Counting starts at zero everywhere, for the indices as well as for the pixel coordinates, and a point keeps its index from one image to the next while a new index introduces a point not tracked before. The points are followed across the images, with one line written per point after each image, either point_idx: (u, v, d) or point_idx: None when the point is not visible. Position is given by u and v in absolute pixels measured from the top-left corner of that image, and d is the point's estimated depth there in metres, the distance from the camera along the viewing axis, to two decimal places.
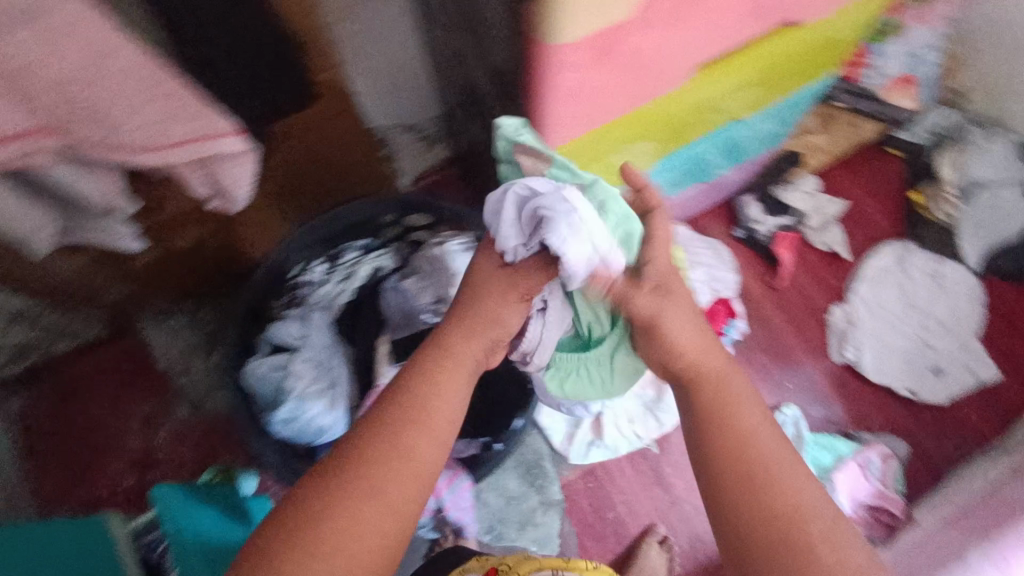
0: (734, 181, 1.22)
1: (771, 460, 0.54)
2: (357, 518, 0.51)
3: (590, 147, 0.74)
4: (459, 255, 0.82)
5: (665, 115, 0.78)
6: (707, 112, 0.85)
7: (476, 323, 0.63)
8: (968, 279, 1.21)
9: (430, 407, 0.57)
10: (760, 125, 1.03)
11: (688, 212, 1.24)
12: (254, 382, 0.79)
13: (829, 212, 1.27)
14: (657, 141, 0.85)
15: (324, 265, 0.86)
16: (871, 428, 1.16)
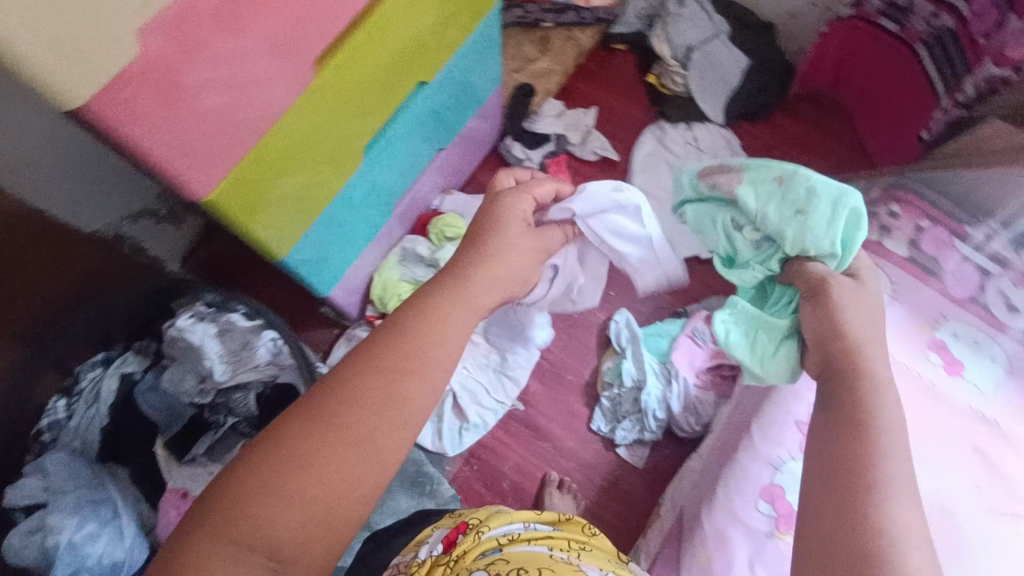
0: (485, 132, 1.23)
1: (892, 467, 0.49)
2: (318, 483, 0.44)
3: (261, 169, 0.70)
4: (193, 328, 0.80)
5: (329, 117, 0.75)
6: (386, 86, 0.81)
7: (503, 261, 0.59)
8: (721, 133, 1.30)
9: (420, 352, 0.50)
10: (463, 78, 1.02)
11: (457, 176, 1.24)
12: (18, 555, 0.78)
13: (587, 123, 1.30)
14: (349, 133, 0.81)
15: (63, 401, 0.90)
16: (695, 298, 1.23)
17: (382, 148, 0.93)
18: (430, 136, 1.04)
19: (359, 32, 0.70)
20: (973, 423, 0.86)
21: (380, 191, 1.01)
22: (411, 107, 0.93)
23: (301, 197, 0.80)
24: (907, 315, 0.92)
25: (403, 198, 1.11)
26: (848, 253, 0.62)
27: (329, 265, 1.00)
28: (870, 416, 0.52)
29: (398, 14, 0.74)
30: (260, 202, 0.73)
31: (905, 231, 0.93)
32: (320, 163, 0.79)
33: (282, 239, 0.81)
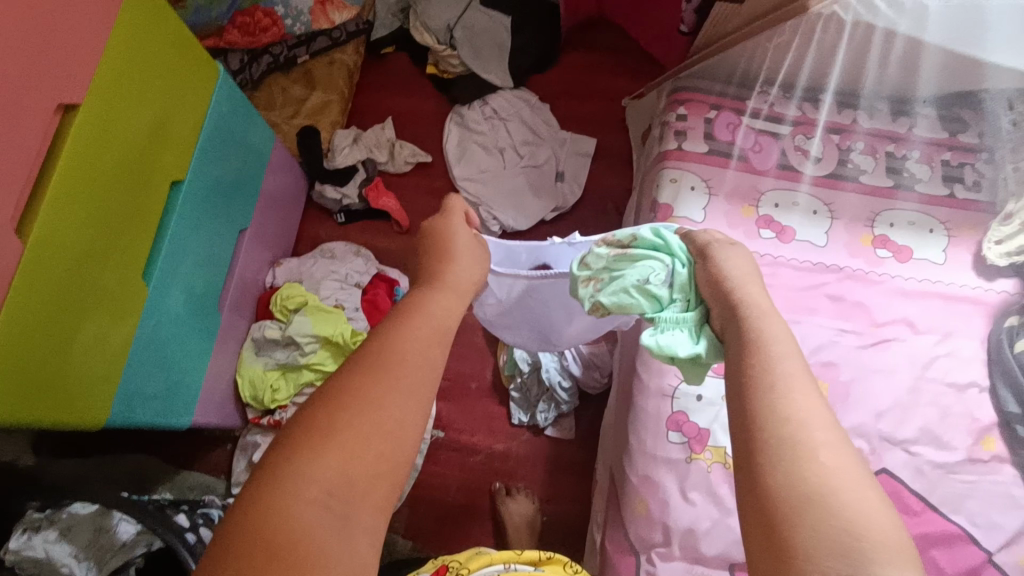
0: (288, 189, 1.18)
1: (795, 372, 0.48)
2: (383, 420, 0.46)
3: (20, 355, 0.62)
4: (32, 543, 0.77)
5: (75, 267, 0.68)
6: (131, 205, 0.75)
7: (465, 239, 0.66)
8: (515, 95, 1.29)
9: (441, 305, 0.57)
10: (227, 154, 0.95)
11: (280, 244, 1.18)
12: None
13: (387, 137, 1.27)
14: (116, 268, 0.74)
15: None
16: None
17: (170, 259, 0.86)
18: (222, 222, 0.97)
19: (56, 174, 0.64)
20: (821, 275, 0.91)
21: (198, 297, 0.94)
22: (177, 206, 0.86)
23: (99, 350, 0.73)
24: (729, 205, 0.93)
25: (228, 288, 1.04)
26: (670, 236, 0.66)
27: (178, 398, 0.91)
28: (758, 338, 0.51)
29: (95, 135, 0.68)
30: (49, 375, 0.66)
31: (697, 128, 0.96)
32: (98, 313, 0.72)
33: (97, 403, 0.74)
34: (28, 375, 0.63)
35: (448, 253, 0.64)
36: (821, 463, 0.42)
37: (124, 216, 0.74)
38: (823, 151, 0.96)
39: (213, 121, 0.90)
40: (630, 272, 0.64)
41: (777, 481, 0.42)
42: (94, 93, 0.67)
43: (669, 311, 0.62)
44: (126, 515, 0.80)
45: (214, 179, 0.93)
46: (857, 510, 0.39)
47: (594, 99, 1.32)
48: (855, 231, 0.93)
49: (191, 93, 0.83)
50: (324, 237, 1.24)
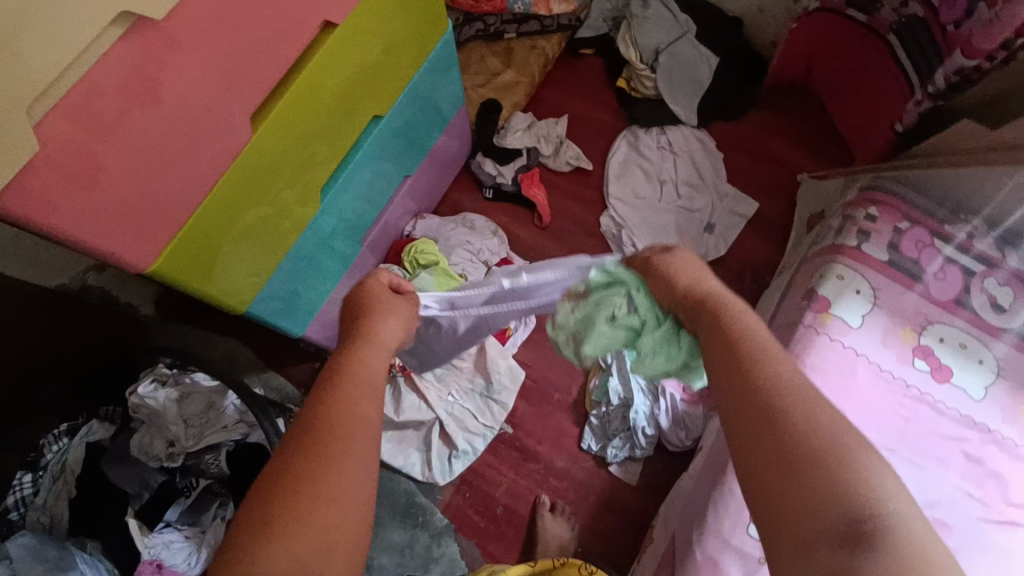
0: (453, 150, 1.20)
1: (761, 351, 0.52)
2: (323, 491, 0.48)
3: (208, 230, 0.67)
4: (156, 394, 0.91)
5: (276, 170, 0.72)
6: (336, 131, 0.79)
7: (381, 299, 0.64)
8: (694, 134, 1.27)
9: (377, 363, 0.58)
10: (419, 102, 0.98)
11: (427, 199, 1.22)
12: None
13: (558, 133, 1.28)
14: (303, 180, 0.79)
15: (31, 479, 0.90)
16: None
17: (339, 188, 0.90)
18: (388, 167, 1.01)
19: (296, 84, 0.68)
20: (964, 430, 0.85)
21: (347, 227, 0.98)
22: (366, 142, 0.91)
23: (242, 264, 0.76)
24: (890, 322, 0.88)
25: (372, 225, 1.09)
26: (617, 265, 0.62)
27: (295, 310, 0.95)
28: (728, 326, 0.53)
29: (337, 57, 0.72)
30: (200, 272, 0.69)
31: (884, 234, 0.91)
32: (265, 216, 0.75)
33: (232, 296, 0.77)
34: (185, 266, 0.66)
35: (371, 311, 0.63)
36: (799, 425, 0.47)
37: (326, 138, 0.79)
38: (1012, 303, 0.88)
39: (423, 76, 0.95)
40: (593, 308, 0.61)
41: (769, 457, 0.46)
42: (351, 21, 0.71)
43: (646, 339, 0.60)
44: (235, 402, 0.92)
45: (402, 127, 0.97)
46: (849, 455, 0.45)
47: (771, 164, 1.27)
48: (1018, 398, 0.85)
49: (416, 39, 0.86)
50: (467, 206, 1.27)
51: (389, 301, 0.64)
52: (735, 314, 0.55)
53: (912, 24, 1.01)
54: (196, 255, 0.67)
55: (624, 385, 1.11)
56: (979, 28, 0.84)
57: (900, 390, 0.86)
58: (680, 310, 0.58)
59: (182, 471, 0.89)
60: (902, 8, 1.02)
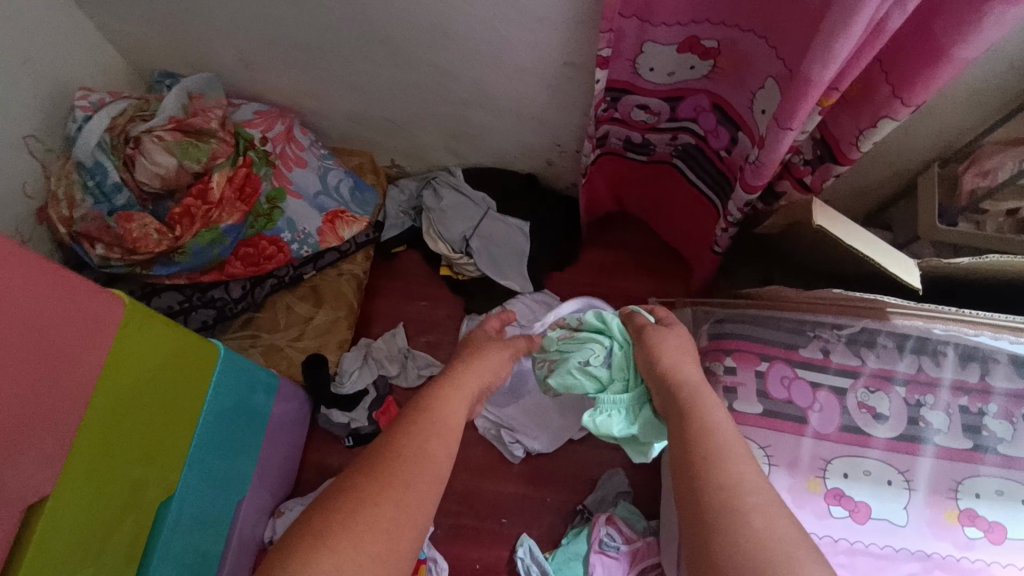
0: (292, 419, 1.07)
1: (731, 448, 0.58)
2: (381, 517, 0.53)
3: None
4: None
5: None
6: (103, 542, 0.67)
7: (483, 350, 0.80)
8: (537, 298, 1.21)
9: (459, 414, 0.67)
10: (232, 395, 0.86)
11: (281, 485, 1.07)
12: None
13: (399, 346, 1.19)
14: None
15: None
16: (588, 487, 1.12)
17: (169, 532, 0.78)
18: (236, 458, 0.90)
19: (22, 563, 0.57)
20: (905, 563, 0.80)
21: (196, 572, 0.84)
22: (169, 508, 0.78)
23: (108, 545, 0.68)
24: (793, 477, 0.83)
25: (228, 550, 0.93)
26: (618, 325, 0.81)
27: None
28: (700, 416, 0.62)
29: (77, 486, 0.62)
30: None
31: (749, 384, 0.87)
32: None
33: None
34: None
35: (467, 361, 0.76)
36: (754, 529, 0.50)
37: (96, 551, 0.67)
38: (890, 409, 0.86)
39: (210, 402, 0.82)
40: (573, 354, 0.82)
41: (719, 548, 0.50)
42: (80, 447, 0.61)
43: (608, 393, 0.78)
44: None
45: (210, 457, 0.84)
46: (788, 557, 0.48)
47: (618, 298, 1.24)
48: (938, 505, 0.82)
49: (182, 382, 0.74)
50: (330, 463, 1.14)
51: (489, 346, 0.81)
52: (710, 410, 0.63)
53: (690, 151, 1.02)
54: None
55: None
56: (754, 171, 0.84)
57: (829, 550, 0.80)
58: (665, 403, 0.67)
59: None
60: (673, 141, 1.01)
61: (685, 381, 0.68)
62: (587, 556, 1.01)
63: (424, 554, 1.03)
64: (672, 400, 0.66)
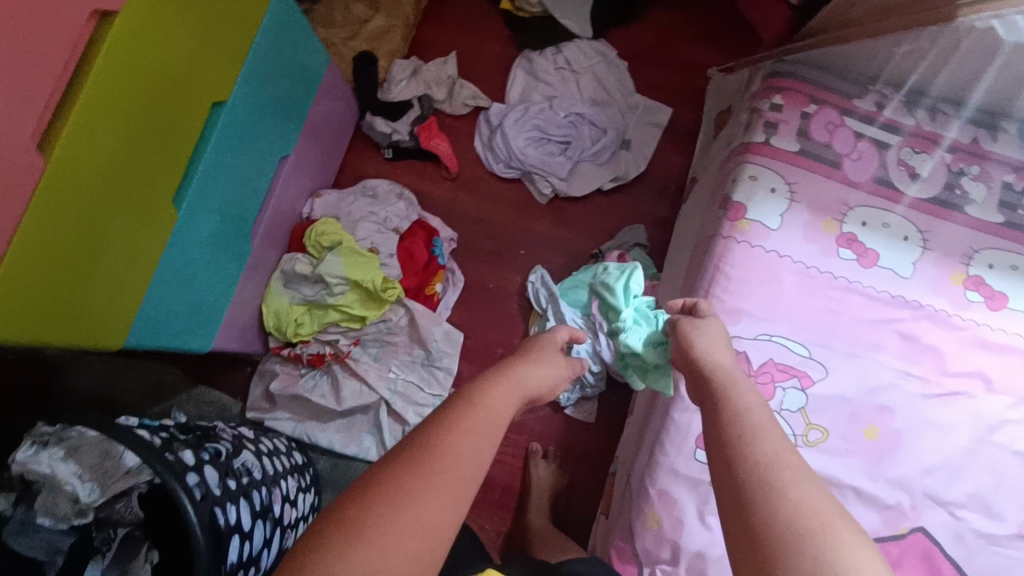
0: (337, 115, 1.12)
1: (763, 429, 0.50)
2: (425, 504, 0.42)
3: (24, 269, 0.59)
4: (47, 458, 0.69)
5: (111, 181, 0.67)
6: (160, 131, 0.72)
7: (547, 356, 0.66)
8: (592, 47, 1.19)
9: (507, 398, 0.56)
10: (280, 72, 0.92)
11: (322, 174, 1.14)
12: None
13: (448, 73, 1.20)
14: (143, 193, 0.72)
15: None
16: (608, 234, 1.16)
17: (208, 179, 0.83)
18: (266, 142, 0.94)
19: (88, 85, 0.61)
20: (897, 310, 0.82)
21: (219, 233, 0.89)
22: (212, 137, 0.83)
23: (138, 178, 0.70)
24: (810, 215, 0.84)
25: (257, 226, 1.00)
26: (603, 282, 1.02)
27: (187, 322, 0.87)
28: (730, 399, 0.55)
29: (127, 59, 0.64)
30: (65, 304, 0.65)
31: (791, 123, 0.86)
32: (133, 212, 0.71)
33: (100, 324, 0.71)
34: (53, 239, 0.61)
35: (526, 359, 0.64)
36: (789, 494, 0.44)
37: (141, 150, 0.70)
38: (929, 171, 0.84)
39: (256, 57, 0.86)
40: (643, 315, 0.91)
41: (760, 523, 0.42)
42: (133, 7, 0.63)
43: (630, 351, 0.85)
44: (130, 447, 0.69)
45: (252, 117, 0.89)
46: (832, 532, 0.41)
47: (675, 65, 1.20)
48: (948, 267, 0.83)
49: (241, 20, 0.80)
50: (368, 173, 1.19)
51: (547, 352, 0.67)
52: (740, 393, 0.56)
53: None
54: (76, 209, 0.63)
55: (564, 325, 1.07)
56: None
57: (827, 286, 0.82)
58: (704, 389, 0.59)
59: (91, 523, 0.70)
60: None
61: (716, 375, 0.58)
62: (594, 285, 1.08)
63: (443, 262, 1.13)
64: (708, 390, 0.58)
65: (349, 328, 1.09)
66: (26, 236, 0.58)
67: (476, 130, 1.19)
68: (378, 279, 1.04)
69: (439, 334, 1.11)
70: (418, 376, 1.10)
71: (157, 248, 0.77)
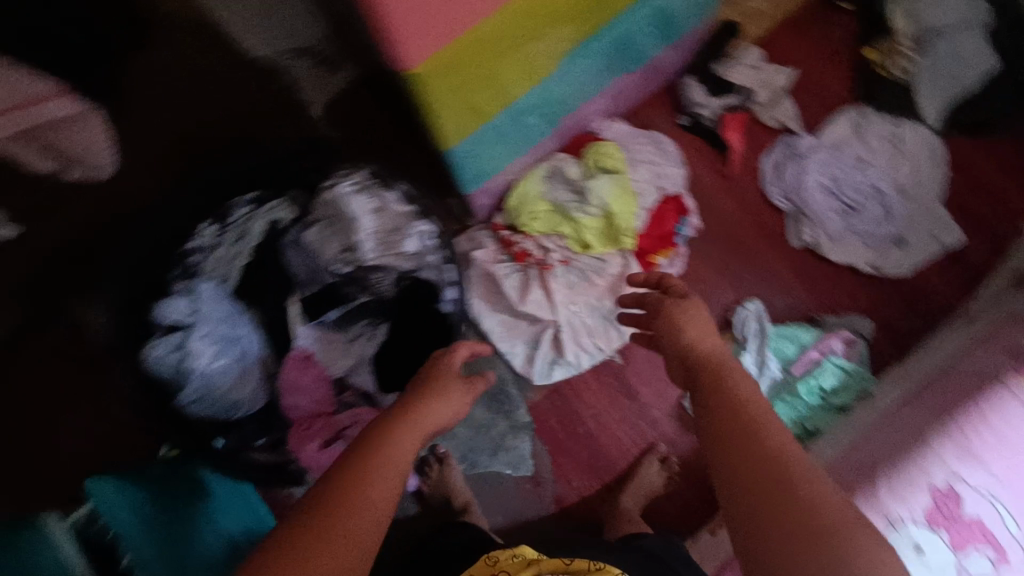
0: (672, 64, 1.12)
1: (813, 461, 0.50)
2: (345, 536, 0.47)
3: (469, 44, 0.69)
4: (355, 199, 0.75)
5: (552, 11, 0.74)
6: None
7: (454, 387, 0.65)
8: (928, 138, 1.14)
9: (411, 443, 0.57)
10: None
11: (625, 104, 1.14)
12: (150, 369, 0.72)
13: (779, 83, 1.17)
14: (554, 36, 0.79)
15: (335, 328, 0.78)
16: (835, 310, 1.13)
17: (580, 54, 0.87)
18: (638, 47, 0.98)
19: None
20: None
21: (555, 104, 0.96)
22: (619, 22, 0.87)
23: (562, 22, 0.77)
24: None
25: (574, 115, 1.04)
26: (848, 377, 1.01)
27: (491, 158, 0.95)
28: (740, 415, 0.53)
29: None
30: (459, 88, 0.75)
31: None
32: (537, 44, 0.78)
33: (461, 116, 0.80)
34: (495, 31, 0.70)
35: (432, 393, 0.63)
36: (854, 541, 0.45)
37: (580, 1, 0.76)
38: None
39: None
40: (807, 412, 1.00)
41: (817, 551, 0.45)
42: None
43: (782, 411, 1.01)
44: (426, 231, 0.76)
45: (649, 20, 0.92)
46: None
47: (993, 199, 1.15)
48: None
49: None
50: (657, 127, 1.19)
51: (450, 386, 0.65)
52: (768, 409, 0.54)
53: None
54: (519, 16, 0.70)
55: (760, 365, 1.05)
56: None
57: None
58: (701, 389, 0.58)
59: (349, 277, 0.77)
60: None
61: (729, 379, 0.58)
62: (807, 348, 1.04)
63: (679, 241, 1.13)
64: (712, 383, 0.58)
65: (568, 245, 1.10)
66: (488, 18, 0.67)
67: (772, 147, 1.17)
68: (627, 228, 1.05)
69: None
70: (599, 325, 1.11)
71: (524, 87, 0.85)
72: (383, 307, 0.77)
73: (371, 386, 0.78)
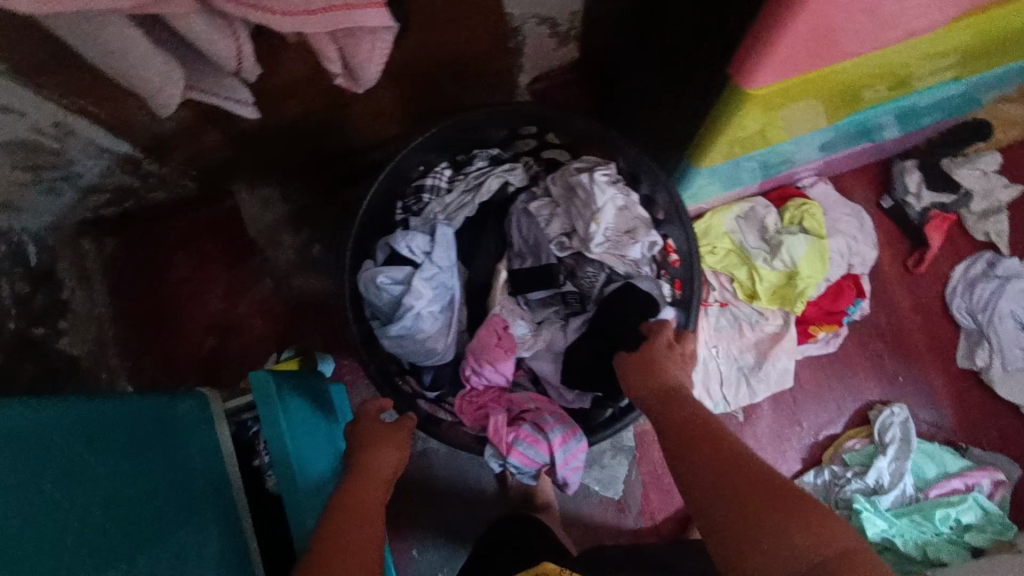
0: (900, 145, 1.06)
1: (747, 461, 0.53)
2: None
3: (788, 93, 0.63)
4: (605, 188, 0.82)
5: (870, 81, 0.68)
6: (916, 75, 0.72)
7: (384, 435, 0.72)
8: None
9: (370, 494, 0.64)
10: (971, 91, 0.88)
11: (835, 169, 1.09)
12: (371, 289, 0.82)
13: (1001, 198, 1.09)
14: (846, 103, 0.74)
15: (535, 303, 0.87)
16: (982, 444, 1.06)
17: (847, 121, 0.82)
18: (889, 124, 0.92)
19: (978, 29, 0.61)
20: None
21: (787, 155, 0.91)
22: (896, 103, 0.82)
23: (863, 93, 0.72)
24: None
25: (788, 169, 1.00)
26: (985, 518, 0.96)
27: (706, 184, 0.92)
28: (688, 433, 0.58)
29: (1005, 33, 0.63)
30: (744, 128, 0.70)
31: None
32: (831, 106, 0.73)
33: (720, 148, 0.75)
34: (816, 87, 0.64)
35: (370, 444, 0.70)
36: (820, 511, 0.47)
37: (894, 77, 0.71)
38: None
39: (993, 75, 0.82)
40: (930, 539, 0.95)
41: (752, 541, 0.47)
42: None
43: (899, 530, 0.96)
44: (650, 242, 0.83)
45: (919, 105, 0.87)
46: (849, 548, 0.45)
47: None
48: None
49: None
50: (854, 199, 1.14)
51: (383, 432, 0.72)
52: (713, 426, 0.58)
53: None
54: (843, 81, 0.65)
55: (892, 475, 1.00)
56: None
57: None
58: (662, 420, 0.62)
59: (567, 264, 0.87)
60: None
61: (687, 405, 0.62)
62: (949, 475, 1.00)
63: (844, 321, 1.07)
64: (662, 414, 0.63)
65: (733, 289, 1.06)
66: (824, 75, 0.62)
67: (971, 259, 1.10)
68: (806, 294, 1.00)
69: (781, 365, 1.06)
70: (737, 376, 1.07)
71: (782, 138, 0.80)
72: (584, 299, 0.86)
73: (550, 373, 0.87)
